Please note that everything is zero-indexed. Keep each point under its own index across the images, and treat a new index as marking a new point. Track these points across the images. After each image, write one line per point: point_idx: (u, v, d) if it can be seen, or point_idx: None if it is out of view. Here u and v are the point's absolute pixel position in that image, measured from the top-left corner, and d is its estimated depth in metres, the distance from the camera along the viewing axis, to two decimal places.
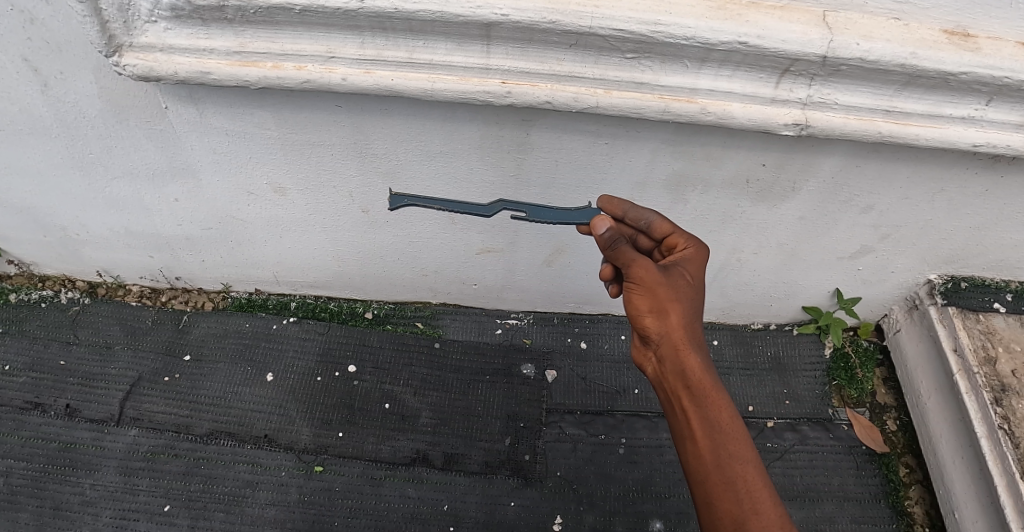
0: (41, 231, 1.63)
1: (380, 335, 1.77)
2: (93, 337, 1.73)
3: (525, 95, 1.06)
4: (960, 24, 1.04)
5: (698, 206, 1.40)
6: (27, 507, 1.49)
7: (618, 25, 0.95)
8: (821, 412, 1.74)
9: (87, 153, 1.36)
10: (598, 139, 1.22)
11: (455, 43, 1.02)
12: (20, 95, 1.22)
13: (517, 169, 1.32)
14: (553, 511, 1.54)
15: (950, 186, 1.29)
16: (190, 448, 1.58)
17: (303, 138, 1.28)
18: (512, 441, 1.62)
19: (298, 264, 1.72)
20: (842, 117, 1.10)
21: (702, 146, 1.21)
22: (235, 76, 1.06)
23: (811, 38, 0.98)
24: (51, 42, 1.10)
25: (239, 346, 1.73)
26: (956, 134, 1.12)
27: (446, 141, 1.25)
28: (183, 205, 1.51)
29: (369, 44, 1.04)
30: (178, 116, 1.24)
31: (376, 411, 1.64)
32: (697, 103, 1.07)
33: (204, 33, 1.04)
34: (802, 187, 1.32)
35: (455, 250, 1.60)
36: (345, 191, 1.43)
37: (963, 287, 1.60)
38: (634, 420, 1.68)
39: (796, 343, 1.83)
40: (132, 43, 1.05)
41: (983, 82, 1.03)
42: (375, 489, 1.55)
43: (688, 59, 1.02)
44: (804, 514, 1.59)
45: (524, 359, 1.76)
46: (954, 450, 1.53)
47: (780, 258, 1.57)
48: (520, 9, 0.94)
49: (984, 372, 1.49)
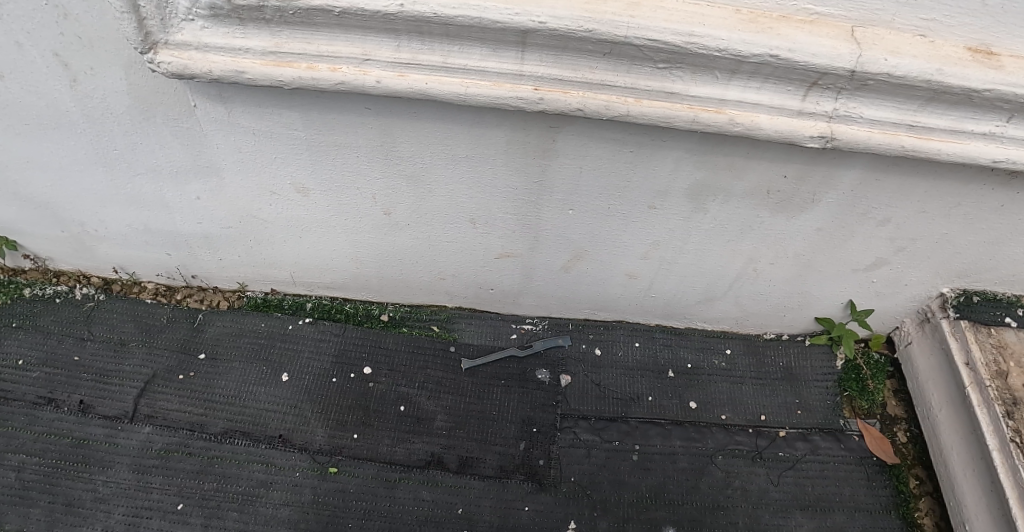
0: (59, 225, 1.63)
1: (395, 337, 1.78)
2: (107, 333, 1.73)
3: (557, 102, 1.07)
4: (984, 42, 1.06)
5: (717, 215, 1.41)
6: (39, 502, 1.48)
7: (653, 35, 0.97)
8: (832, 422, 1.74)
9: (112, 149, 1.37)
10: (623, 147, 1.24)
11: (490, 49, 1.04)
12: (49, 89, 1.23)
13: (541, 175, 1.34)
14: (567, 516, 1.53)
15: (967, 201, 1.31)
16: (204, 446, 1.57)
17: (330, 139, 1.29)
18: (526, 445, 1.62)
19: (316, 264, 1.72)
20: (867, 131, 1.12)
21: (727, 156, 1.23)
22: (269, 76, 1.08)
23: (841, 53, 1.00)
24: (84, 39, 1.11)
25: (254, 346, 1.73)
26: (977, 150, 1.14)
27: (472, 146, 1.27)
28: (204, 204, 1.51)
29: (405, 48, 1.06)
30: (206, 114, 1.25)
31: (392, 413, 1.65)
32: (726, 113, 1.09)
33: (240, 33, 1.06)
34: (822, 198, 1.34)
35: (474, 254, 1.61)
36: (367, 193, 1.43)
37: (974, 301, 1.62)
38: (647, 427, 1.69)
39: (807, 353, 1.83)
40: (167, 41, 1.07)
41: (1006, 99, 1.06)
42: (389, 492, 1.54)
43: (719, 70, 1.04)
44: (816, 523, 1.58)
45: (537, 364, 1.76)
46: (965, 462, 1.54)
47: (795, 268, 1.58)
48: (558, 17, 0.96)
49: (995, 385, 1.50)
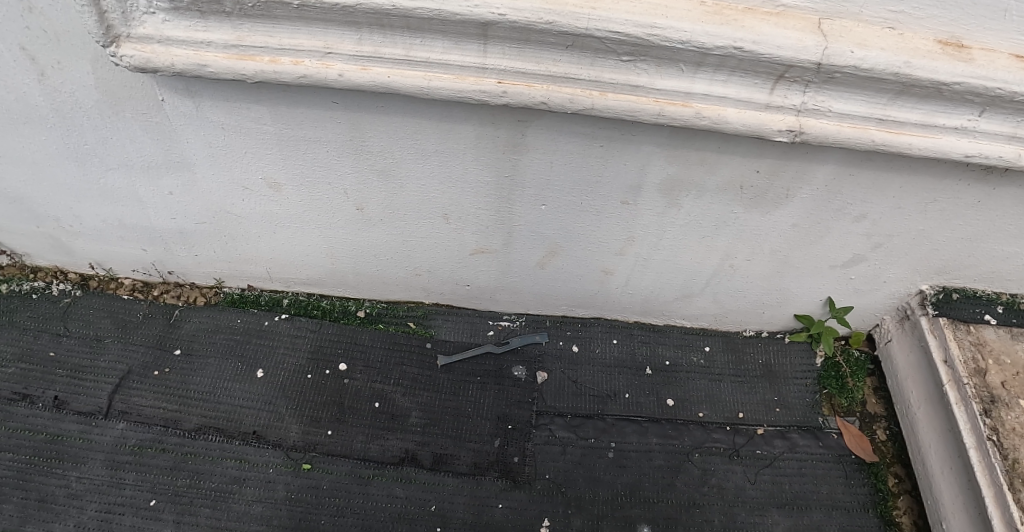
0: (34, 220, 1.63)
1: (372, 334, 1.77)
2: (83, 329, 1.73)
3: (521, 95, 1.06)
4: (953, 35, 1.05)
5: (691, 211, 1.40)
6: (12, 498, 1.47)
7: (614, 27, 0.96)
8: (811, 420, 1.73)
9: (82, 143, 1.36)
10: (593, 141, 1.22)
11: (453, 42, 1.03)
12: (16, 83, 1.22)
13: (512, 170, 1.32)
14: (542, 513, 1.52)
15: (942, 197, 1.30)
16: (178, 443, 1.56)
17: (299, 134, 1.28)
18: (501, 442, 1.62)
19: (292, 260, 1.72)
20: (836, 125, 1.11)
21: (697, 151, 1.22)
22: (232, 69, 1.07)
23: (806, 45, 0.99)
24: (49, 32, 1.11)
25: (230, 342, 1.73)
26: (950, 145, 1.12)
27: (441, 141, 1.26)
28: (177, 199, 1.50)
29: (367, 41, 1.04)
30: (174, 109, 1.24)
31: (367, 410, 1.64)
32: (692, 107, 1.08)
33: (202, 26, 1.05)
34: (796, 194, 1.33)
35: (448, 250, 1.61)
36: (339, 189, 1.43)
37: (954, 298, 1.61)
38: (624, 424, 1.68)
39: (787, 350, 1.82)
40: (129, 34, 1.06)
41: (977, 93, 1.05)
42: (363, 488, 1.53)
43: (684, 63, 1.03)
44: (793, 521, 1.56)
45: (514, 361, 1.76)
46: (943, 460, 1.52)
47: (772, 265, 1.57)
48: (518, 9, 0.95)
49: (973, 383, 1.48)
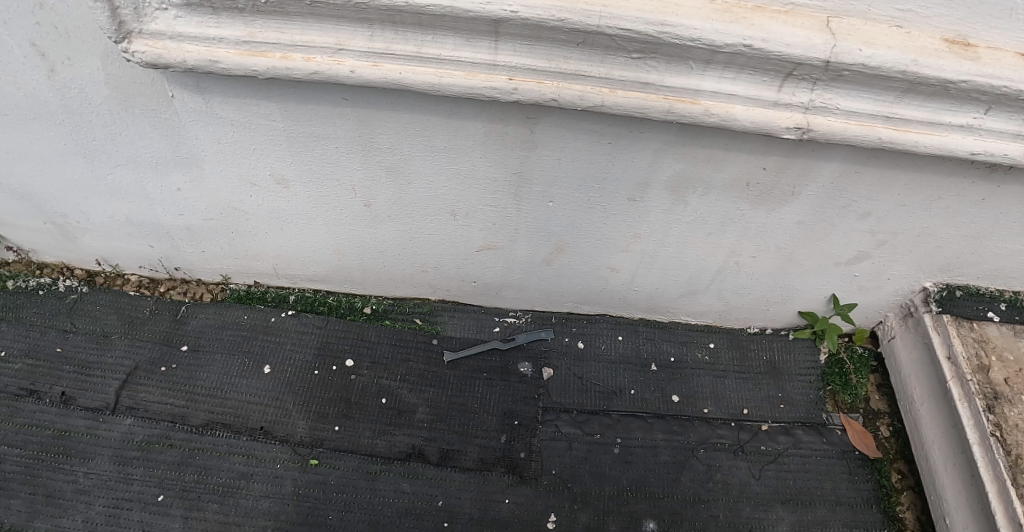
0: (41, 216, 1.63)
1: (378, 330, 1.78)
2: (90, 325, 1.73)
3: (531, 92, 1.07)
4: (960, 33, 1.06)
5: (698, 208, 1.41)
6: (20, 494, 1.47)
7: (624, 24, 0.97)
8: (814, 417, 1.74)
9: (91, 139, 1.37)
10: (601, 138, 1.23)
11: (464, 39, 1.04)
12: (26, 79, 1.22)
13: (519, 166, 1.33)
14: (548, 509, 1.53)
15: (947, 195, 1.31)
16: (185, 438, 1.57)
17: (308, 130, 1.28)
18: (507, 438, 1.62)
19: (298, 257, 1.72)
20: (843, 123, 1.11)
21: (705, 148, 1.23)
22: (243, 65, 1.07)
23: (815, 43, 1.00)
24: (60, 28, 1.11)
25: (237, 338, 1.73)
26: (956, 142, 1.13)
27: (449, 137, 1.27)
28: (185, 195, 1.51)
29: (378, 38, 1.05)
30: (184, 105, 1.25)
31: (374, 406, 1.65)
32: (701, 104, 1.09)
33: (214, 22, 1.06)
34: (802, 191, 1.34)
35: (455, 247, 1.61)
36: (346, 185, 1.43)
37: (957, 295, 1.62)
38: (629, 420, 1.69)
39: (791, 347, 1.83)
40: (141, 30, 1.06)
41: (983, 91, 1.06)
42: (370, 484, 1.54)
43: (693, 61, 1.04)
44: (797, 517, 1.57)
45: (520, 358, 1.76)
46: (946, 456, 1.53)
47: (777, 262, 1.58)
48: (530, 6, 0.96)
49: (976, 379, 1.50)
